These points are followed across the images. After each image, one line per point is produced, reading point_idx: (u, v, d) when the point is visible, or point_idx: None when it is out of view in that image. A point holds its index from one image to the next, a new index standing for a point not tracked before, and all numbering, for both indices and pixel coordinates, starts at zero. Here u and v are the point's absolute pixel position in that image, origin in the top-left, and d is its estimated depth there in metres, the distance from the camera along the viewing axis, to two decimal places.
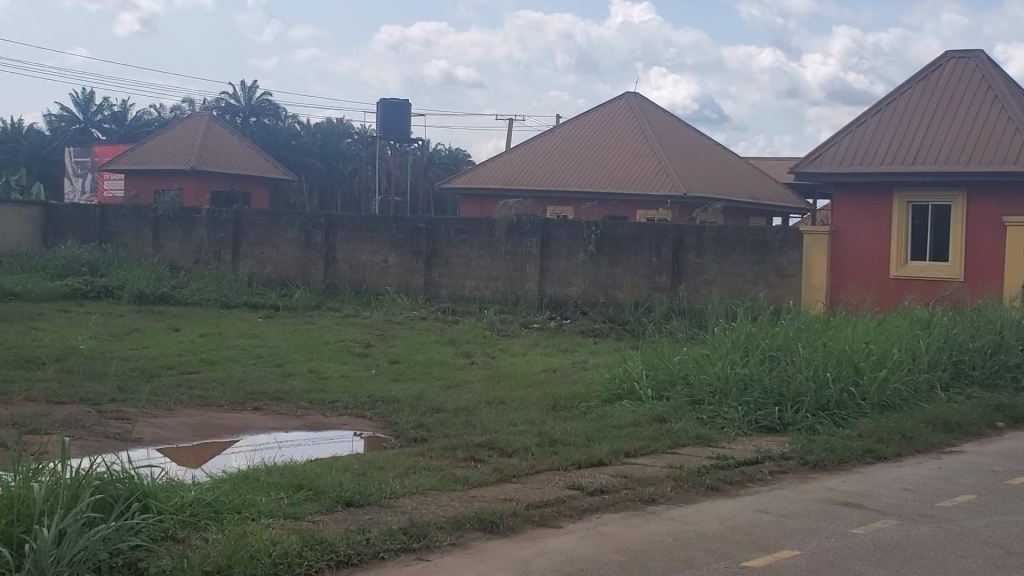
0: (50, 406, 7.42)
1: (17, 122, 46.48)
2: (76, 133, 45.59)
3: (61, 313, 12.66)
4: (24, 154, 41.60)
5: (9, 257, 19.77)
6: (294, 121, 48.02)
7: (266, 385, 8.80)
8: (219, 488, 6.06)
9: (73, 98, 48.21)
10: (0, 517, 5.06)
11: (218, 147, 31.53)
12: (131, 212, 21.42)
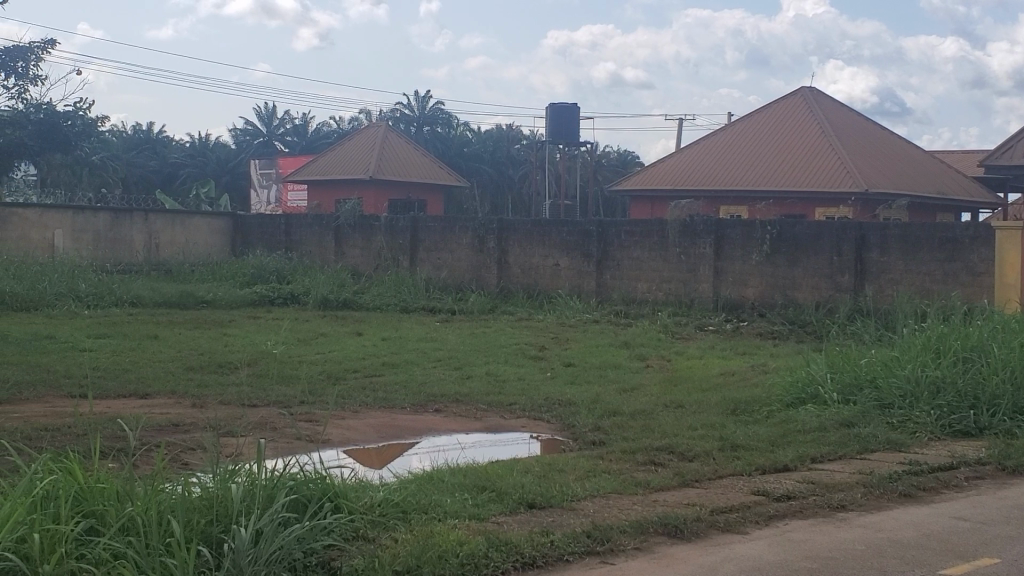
0: (243, 409, 7.73)
1: (206, 137, 48.63)
2: (260, 146, 47.50)
3: (253, 319, 13.19)
4: (212, 167, 43.68)
5: (201, 266, 20.71)
6: (465, 128, 48.78)
7: (446, 387, 8.96)
8: (405, 488, 6.21)
9: (258, 113, 50.14)
10: (200, 518, 5.32)
11: (394, 157, 32.31)
12: (314, 221, 22.18)
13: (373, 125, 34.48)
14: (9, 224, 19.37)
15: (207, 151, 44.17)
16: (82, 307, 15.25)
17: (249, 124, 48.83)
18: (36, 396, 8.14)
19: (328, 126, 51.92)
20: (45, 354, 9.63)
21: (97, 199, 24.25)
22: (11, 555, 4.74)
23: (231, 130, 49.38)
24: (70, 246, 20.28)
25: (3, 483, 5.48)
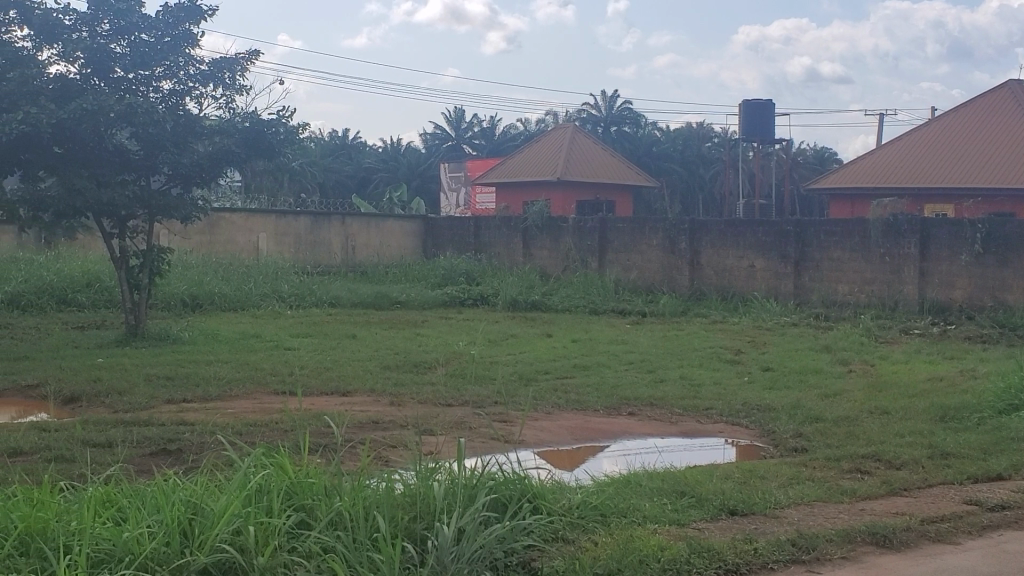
0: (441, 410, 7.87)
1: (397, 142, 49.94)
2: (450, 148, 48.44)
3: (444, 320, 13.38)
4: (404, 170, 44.21)
5: (394, 268, 21.27)
6: (653, 127, 48.52)
7: (640, 390, 8.91)
8: (603, 491, 6.18)
9: (447, 117, 51.15)
10: (404, 515, 5.44)
11: (582, 157, 32.38)
12: (503, 222, 22.43)
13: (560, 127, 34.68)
14: (217, 228, 20.45)
15: (398, 155, 45.34)
16: (286, 307, 15.86)
17: (440, 128, 49.87)
18: (245, 393, 8.49)
19: (515, 128, 52.52)
20: (253, 353, 10.04)
21: (297, 204, 25.26)
22: (228, 546, 4.95)
23: (422, 135, 50.55)
24: (272, 249, 21.17)
25: (219, 477, 5.72)
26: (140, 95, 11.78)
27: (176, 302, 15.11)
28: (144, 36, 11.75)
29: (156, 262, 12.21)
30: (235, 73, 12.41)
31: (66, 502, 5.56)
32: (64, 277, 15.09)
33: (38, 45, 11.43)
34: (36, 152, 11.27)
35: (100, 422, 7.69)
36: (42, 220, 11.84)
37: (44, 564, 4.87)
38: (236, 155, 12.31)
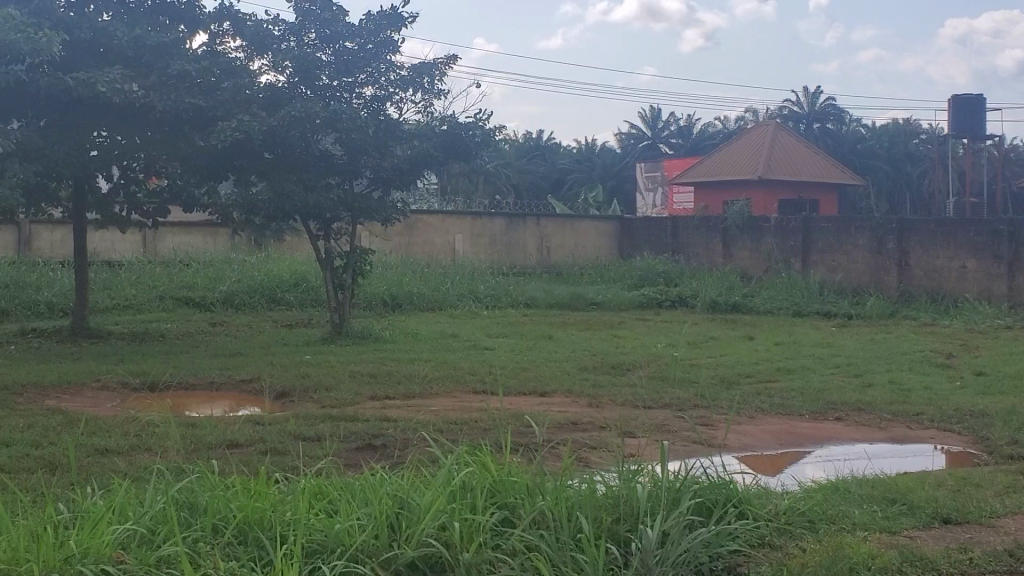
0: (641, 412, 7.85)
1: (592, 142, 50.18)
2: (646, 148, 48.27)
3: (642, 321, 13.32)
4: (598, 171, 44.23)
5: (588, 268, 21.34)
6: (856, 124, 47.17)
7: (846, 394, 8.64)
8: (810, 497, 6.01)
9: (643, 117, 51.13)
10: (607, 516, 5.43)
11: (784, 156, 31.74)
12: (702, 222, 22.19)
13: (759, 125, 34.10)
14: (416, 229, 21.08)
15: (593, 156, 45.54)
16: (482, 307, 16.10)
17: (636, 128, 49.75)
18: (447, 391, 8.68)
19: (713, 127, 52.00)
20: (454, 352, 10.25)
21: (493, 205, 25.68)
22: (435, 541, 5.03)
23: (617, 135, 50.66)
24: (469, 249, 21.63)
25: (426, 473, 5.84)
26: (344, 101, 12.17)
27: (377, 301, 15.55)
28: (348, 44, 12.11)
29: (358, 263, 12.56)
30: (433, 78, 12.58)
31: (280, 493, 5.79)
32: (275, 277, 15.77)
33: (249, 55, 12.15)
34: (249, 158, 11.93)
35: (309, 417, 8.02)
36: (253, 223, 12.41)
37: (261, 553, 5.08)
38: (435, 158, 12.55)
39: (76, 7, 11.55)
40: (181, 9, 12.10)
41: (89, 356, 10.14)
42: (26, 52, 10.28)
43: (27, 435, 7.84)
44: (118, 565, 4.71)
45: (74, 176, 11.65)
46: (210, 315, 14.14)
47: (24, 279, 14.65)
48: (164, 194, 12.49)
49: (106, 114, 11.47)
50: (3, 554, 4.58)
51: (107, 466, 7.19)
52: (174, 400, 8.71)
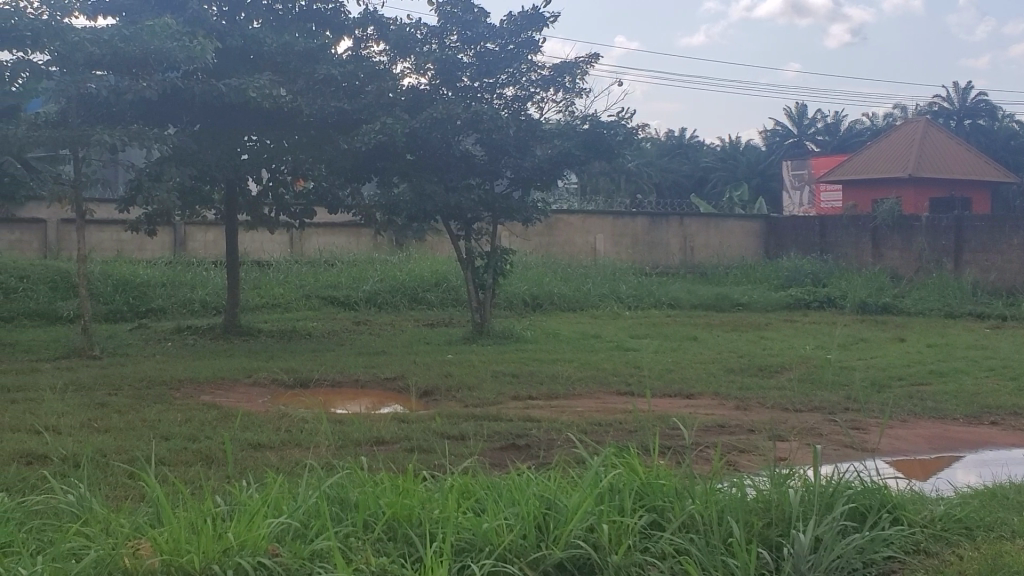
0: (788, 415, 7.72)
1: (735, 139, 49.53)
2: (790, 146, 47.32)
3: (789, 323, 13.06)
4: (743, 170, 43.51)
5: (731, 269, 21.05)
6: (1011, 119, 45.44)
7: (1003, 398, 8.32)
8: (966, 504, 5.80)
9: (788, 114, 50.23)
10: (756, 519, 5.32)
11: (935, 154, 30.76)
12: (851, 221, 21.67)
13: (908, 121, 33.12)
14: (557, 229, 21.19)
15: (736, 154, 44.93)
16: (625, 308, 16.02)
17: (780, 125, 48.75)
18: (589, 392, 8.70)
19: (860, 123, 50.73)
20: (597, 352, 10.24)
21: (634, 205, 25.49)
22: (583, 542, 4.99)
23: (761, 133, 49.88)
24: (610, 249, 21.59)
25: (574, 473, 5.82)
26: (485, 102, 12.23)
27: (519, 301, 15.63)
28: (490, 45, 12.18)
29: (499, 263, 12.65)
30: (576, 77, 12.46)
31: (427, 490, 5.84)
32: (417, 277, 16.00)
33: (393, 58, 12.34)
34: (391, 161, 12.22)
35: (452, 415, 8.13)
36: (395, 223, 12.64)
37: (410, 550, 5.13)
38: (576, 158, 12.51)
39: (228, 15, 11.98)
40: (328, 14, 12.37)
41: (240, 353, 10.47)
42: (181, 59, 10.99)
43: (184, 429, 8.13)
44: (273, 557, 4.78)
45: (225, 178, 12.08)
46: (355, 314, 14.43)
47: (180, 279, 15.20)
48: (311, 196, 12.83)
49: (255, 118, 11.93)
50: (166, 544, 4.66)
51: (260, 461, 7.41)
52: (322, 397, 8.94)
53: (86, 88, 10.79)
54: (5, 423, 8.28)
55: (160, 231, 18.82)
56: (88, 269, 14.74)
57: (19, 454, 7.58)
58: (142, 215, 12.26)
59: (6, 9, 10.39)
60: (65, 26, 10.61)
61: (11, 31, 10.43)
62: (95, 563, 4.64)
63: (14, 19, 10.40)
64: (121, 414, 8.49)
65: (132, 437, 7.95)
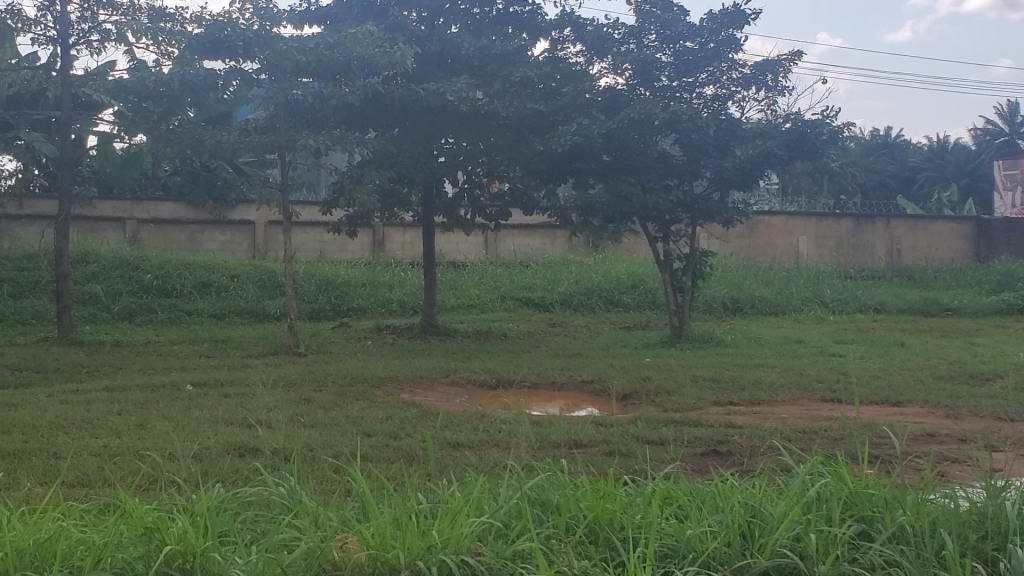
0: (1004, 425, 7.31)
1: (942, 139, 47.56)
2: (1002, 146, 45.05)
3: (1005, 328, 12.37)
4: (952, 169, 41.47)
5: (939, 273, 20.21)
6: None
7: None
8: None
9: (1000, 111, 47.91)
10: (970, 532, 5.01)
11: None
12: None
13: None
14: (758, 232, 20.96)
15: (943, 152, 43.13)
16: (828, 312, 15.55)
17: (992, 123, 46.31)
18: (792, 399, 8.46)
19: None
20: (798, 358, 9.97)
21: (837, 207, 24.89)
22: (789, 552, 4.77)
23: (970, 132, 47.73)
24: (812, 252, 21.14)
25: (777, 480, 5.61)
26: (684, 101, 12.07)
27: (718, 304, 15.39)
28: (690, 44, 12.03)
29: (699, 265, 12.47)
30: (778, 74, 12.16)
31: (628, 495, 5.72)
32: (614, 281, 16.01)
33: (590, 59, 12.33)
34: (587, 162, 12.26)
35: (650, 420, 8.04)
36: (591, 224, 12.62)
37: (612, 554, 5.00)
38: (778, 158, 12.20)
39: (427, 21, 12.29)
40: (525, 17, 12.48)
41: (437, 353, 10.64)
42: (383, 65, 11.26)
43: (385, 426, 8.30)
44: (476, 557, 4.71)
45: (424, 181, 12.36)
46: (551, 315, 14.47)
47: (379, 279, 15.62)
48: (507, 197, 12.97)
49: (452, 121, 12.14)
50: (371, 540, 4.65)
51: (459, 460, 7.48)
52: (519, 398, 9.00)
53: (292, 94, 11.18)
54: (219, 416, 8.63)
55: (362, 233, 19.39)
56: (294, 269, 15.33)
57: (232, 447, 7.88)
58: (344, 217, 12.63)
59: (219, 20, 10.91)
60: (273, 36, 10.93)
61: (224, 40, 10.95)
62: (305, 555, 4.66)
63: (227, 29, 10.92)
64: (326, 410, 8.75)
65: (336, 433, 8.16)
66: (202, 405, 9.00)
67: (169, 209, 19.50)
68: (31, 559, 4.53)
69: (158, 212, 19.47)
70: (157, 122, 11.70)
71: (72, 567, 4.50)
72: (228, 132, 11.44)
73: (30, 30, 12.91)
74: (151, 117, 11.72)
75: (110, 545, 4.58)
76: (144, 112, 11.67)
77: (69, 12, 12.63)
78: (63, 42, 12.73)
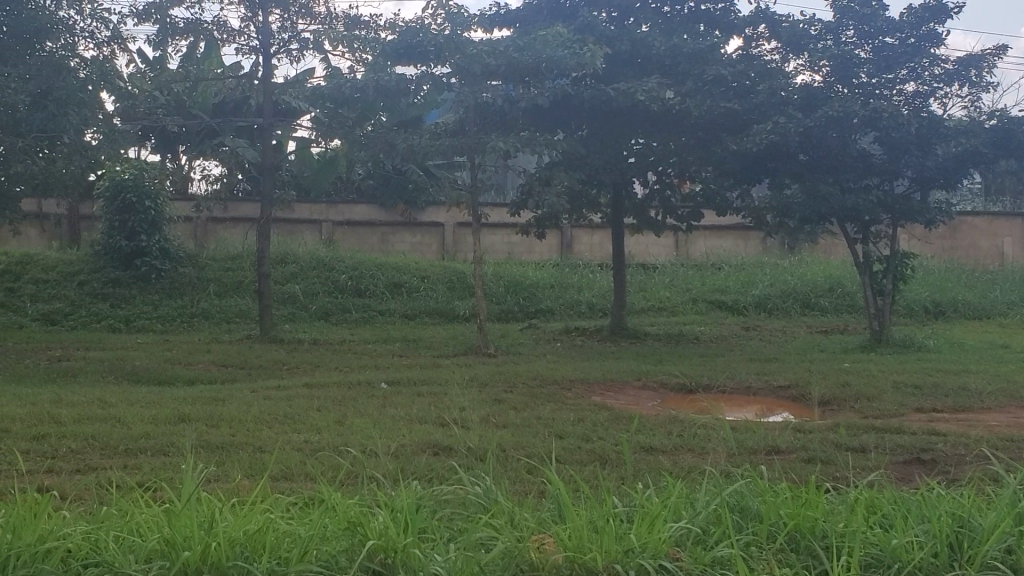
0: None
1: None
2: None
3: None
4: None
5: None
6: None
7: None
8: None
9: None
10: None
11: None
12: None
13: None
14: (961, 232, 20.26)
15: None
16: None
17: None
18: (1002, 406, 8.03)
19: None
20: (1009, 364, 9.46)
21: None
22: (1001, 565, 4.45)
23: None
24: (1020, 254, 20.17)
25: (985, 491, 5.29)
26: (884, 99, 11.60)
27: (919, 308, 14.77)
28: (888, 39, 11.65)
29: (900, 267, 12.07)
30: (983, 69, 11.64)
31: (830, 503, 5.39)
32: (809, 284, 15.61)
33: (785, 56, 12.15)
34: (783, 160, 11.99)
35: (850, 426, 7.77)
36: (787, 225, 12.29)
37: (815, 563, 4.70)
38: (984, 155, 11.60)
39: (618, 21, 12.27)
40: (717, 14, 12.31)
41: (628, 355, 10.56)
42: (573, 67, 11.15)
43: (578, 428, 8.27)
44: (675, 561, 4.54)
45: (613, 182, 12.35)
46: (744, 319, 14.19)
47: (567, 280, 15.66)
48: (699, 198, 12.79)
49: (643, 121, 12.06)
50: (568, 541, 4.51)
51: (655, 464, 7.37)
52: (713, 402, 8.83)
53: (481, 97, 11.32)
54: (414, 415, 8.77)
55: (550, 234, 19.48)
56: (483, 271, 15.52)
57: (427, 445, 7.99)
58: (534, 219, 12.67)
59: (413, 26, 11.20)
60: (465, 40, 11.10)
61: (416, 46, 11.18)
62: (502, 554, 4.53)
63: (420, 34, 11.16)
64: (517, 410, 8.78)
65: (529, 434, 8.17)
66: (398, 403, 9.17)
67: (363, 211, 20.05)
68: (241, 550, 4.39)
69: (353, 214, 20.05)
70: (352, 127, 11.94)
71: (280, 559, 4.37)
72: (420, 137, 11.67)
73: (235, 40, 13.47)
74: (345, 123, 11.93)
75: (316, 537, 4.45)
76: (339, 117, 11.88)
77: (271, 22, 13.11)
78: (264, 51, 13.23)
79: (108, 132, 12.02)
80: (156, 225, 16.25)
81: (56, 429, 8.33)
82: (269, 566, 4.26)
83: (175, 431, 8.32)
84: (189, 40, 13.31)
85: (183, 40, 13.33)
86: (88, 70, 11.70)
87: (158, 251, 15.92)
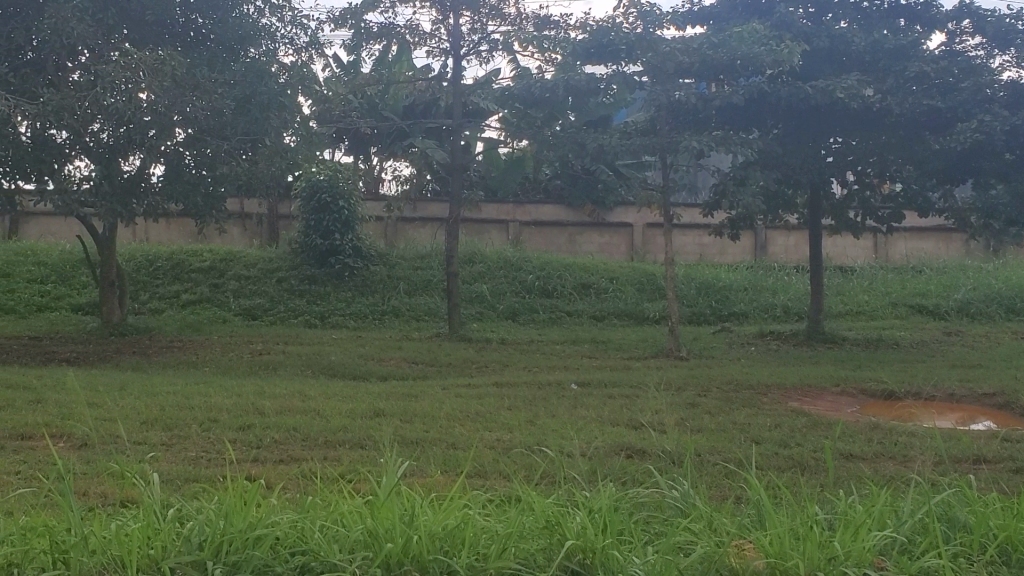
0: None
1: None
2: None
3: None
4: None
5: None
6: None
7: None
8: None
9: None
10: None
11: None
12: None
13: None
14: None
15: None
16: None
17: None
18: None
19: None
20: None
21: None
22: None
23: None
24: None
25: None
26: None
27: None
28: None
29: None
30: None
31: None
32: (1018, 289, 14.86)
33: (990, 52, 11.60)
34: (988, 160, 11.47)
35: None
36: (992, 227, 12.02)
37: None
38: None
39: (814, 17, 11.97)
40: (918, 9, 12.01)
41: (826, 360, 10.28)
42: (769, 63, 10.86)
43: (774, 434, 8.06)
44: (880, 571, 4.31)
45: (810, 181, 12.07)
46: (947, 324, 13.61)
47: (763, 284, 15.39)
48: (900, 198, 12.34)
49: (842, 121, 11.67)
50: (769, 546, 4.32)
51: (855, 471, 7.12)
52: (912, 409, 8.50)
53: (674, 96, 11.19)
54: (605, 416, 8.73)
55: (742, 235, 19.15)
56: (674, 273, 15.38)
57: (620, 447, 7.93)
58: (727, 219, 12.48)
59: (606, 24, 11.13)
60: (658, 39, 11.02)
61: (608, 45, 11.15)
62: (702, 559, 4.37)
63: (611, 34, 11.11)
64: (711, 415, 8.64)
65: (724, 439, 8.01)
66: (589, 404, 9.16)
67: (550, 211, 20.14)
68: (440, 545, 4.32)
69: (541, 214, 20.17)
70: (540, 127, 11.97)
71: (478, 556, 4.28)
72: (610, 137, 11.58)
73: (426, 43, 13.70)
74: (535, 123, 11.97)
75: (514, 534, 4.37)
76: (529, 117, 11.94)
77: (462, 24, 13.30)
78: (455, 53, 13.43)
79: (305, 134, 12.46)
80: (349, 223, 16.73)
81: (260, 420, 8.63)
82: (469, 561, 4.19)
83: (372, 426, 8.51)
84: (382, 44, 13.57)
85: (377, 44, 13.61)
86: (287, 74, 12.18)
87: (351, 250, 16.36)
